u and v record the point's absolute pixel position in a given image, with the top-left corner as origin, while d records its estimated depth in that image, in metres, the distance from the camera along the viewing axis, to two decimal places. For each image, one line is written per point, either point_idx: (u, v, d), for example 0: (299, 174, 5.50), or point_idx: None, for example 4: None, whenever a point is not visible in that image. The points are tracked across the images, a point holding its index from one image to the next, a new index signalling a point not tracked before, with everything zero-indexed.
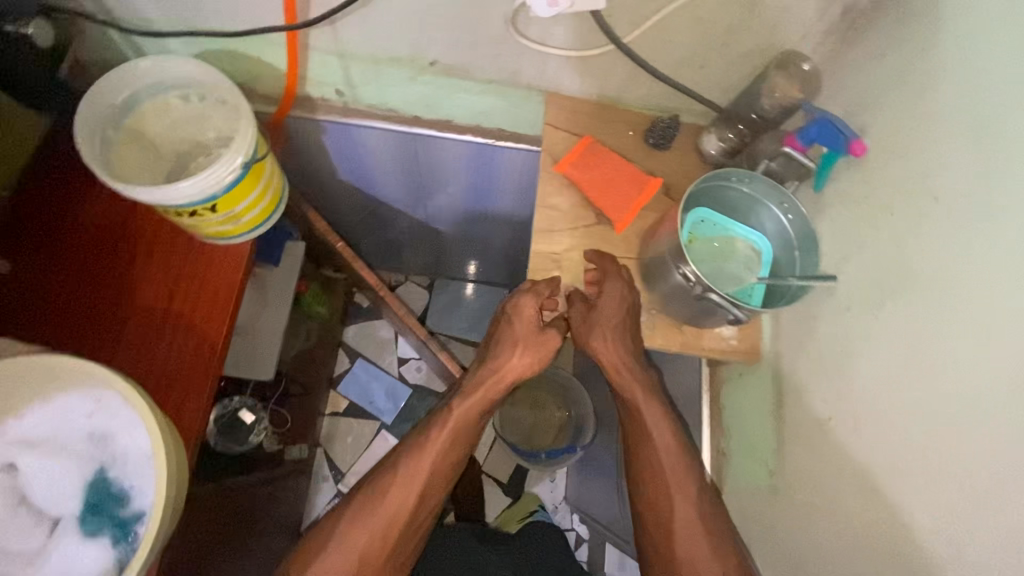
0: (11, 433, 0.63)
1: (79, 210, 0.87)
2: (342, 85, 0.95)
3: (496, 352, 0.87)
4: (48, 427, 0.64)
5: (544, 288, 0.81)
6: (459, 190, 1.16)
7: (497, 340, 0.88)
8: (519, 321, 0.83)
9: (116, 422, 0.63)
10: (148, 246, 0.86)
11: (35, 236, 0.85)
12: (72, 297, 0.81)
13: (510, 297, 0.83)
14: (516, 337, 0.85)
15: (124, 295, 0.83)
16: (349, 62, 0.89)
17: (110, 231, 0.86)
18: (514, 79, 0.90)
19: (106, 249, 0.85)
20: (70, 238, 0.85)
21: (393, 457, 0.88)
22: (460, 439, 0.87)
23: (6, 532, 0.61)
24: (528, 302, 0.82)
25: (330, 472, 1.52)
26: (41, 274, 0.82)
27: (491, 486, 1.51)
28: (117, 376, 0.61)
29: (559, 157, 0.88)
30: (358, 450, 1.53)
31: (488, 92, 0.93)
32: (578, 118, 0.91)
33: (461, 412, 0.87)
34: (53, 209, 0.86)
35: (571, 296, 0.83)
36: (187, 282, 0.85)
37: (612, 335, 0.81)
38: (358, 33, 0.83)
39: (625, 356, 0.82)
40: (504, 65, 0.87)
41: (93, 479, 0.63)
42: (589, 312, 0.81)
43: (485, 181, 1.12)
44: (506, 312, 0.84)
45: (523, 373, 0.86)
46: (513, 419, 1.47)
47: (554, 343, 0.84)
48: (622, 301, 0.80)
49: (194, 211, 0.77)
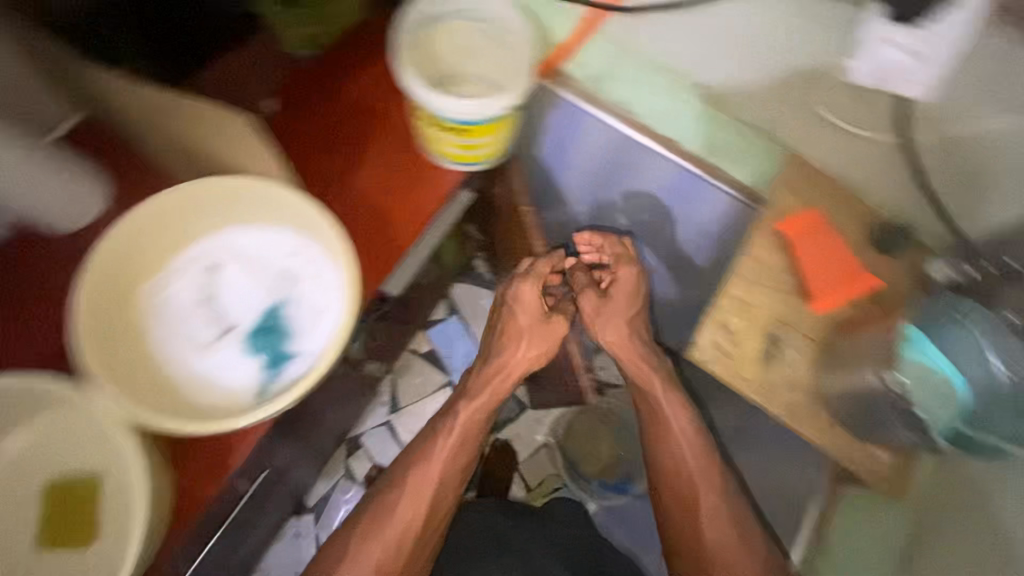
0: (230, 246, 0.79)
1: (344, 84, 0.96)
2: (597, 78, 1.01)
3: (500, 348, 1.01)
4: (256, 252, 0.79)
5: (540, 268, 1.02)
6: (658, 209, 1.11)
7: (501, 329, 1.02)
8: (520, 308, 1.01)
9: (308, 272, 0.78)
10: (378, 137, 0.95)
11: (306, 89, 0.96)
12: (307, 150, 0.93)
13: (509, 289, 1.02)
14: (519, 326, 1.01)
15: (343, 171, 0.93)
16: (627, 59, 1.02)
17: (358, 112, 0.96)
18: (771, 131, 1.02)
19: (347, 124, 0.95)
20: (327, 103, 0.95)
21: (424, 438, 0.97)
22: (469, 441, 0.96)
23: (194, 316, 0.77)
24: (527, 289, 1.01)
25: (388, 398, 1.34)
26: (295, 121, 0.94)
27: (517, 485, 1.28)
28: (338, 241, 0.73)
29: (787, 219, 0.94)
30: (420, 396, 1.33)
31: (744, 133, 1.00)
32: (819, 193, 0.96)
33: (470, 411, 0.97)
34: (325, 75, 0.97)
35: (581, 286, 1.03)
36: (395, 182, 0.94)
37: (620, 330, 1.01)
38: (662, 35, 1.00)
39: (638, 353, 1.01)
40: (769, 116, 1.01)
41: (273, 307, 0.77)
42: (602, 303, 1.01)
43: (686, 213, 1.08)
44: (506, 300, 1.02)
45: (526, 365, 1.00)
46: (581, 430, 1.32)
47: (559, 329, 1.02)
48: (631, 285, 1.02)
49: (452, 126, 0.85)
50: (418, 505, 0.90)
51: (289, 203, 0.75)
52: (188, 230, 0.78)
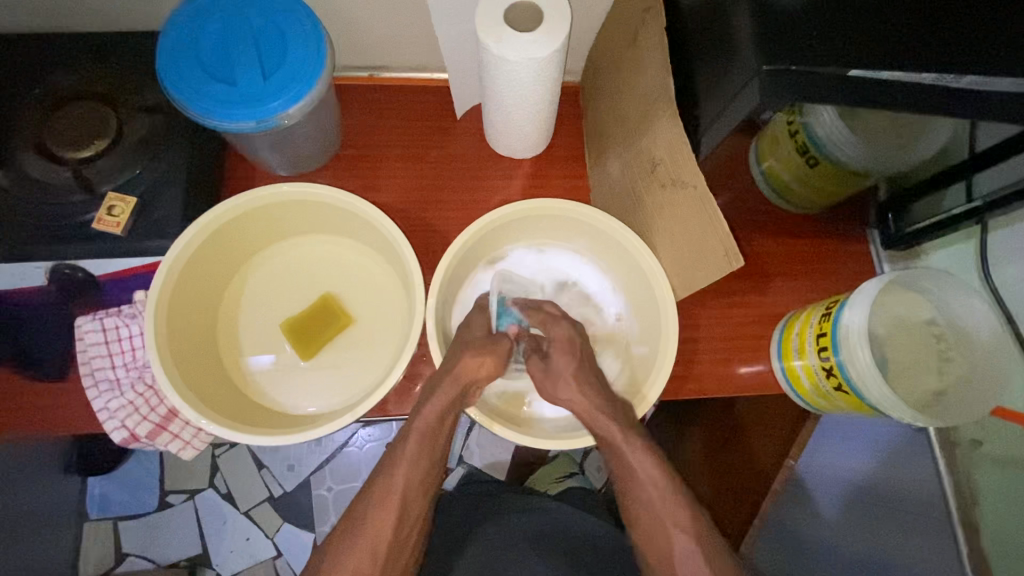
0: (294, 248, 0.76)
1: (424, 101, 0.82)
2: (793, 185, 0.72)
3: (479, 366, 0.66)
4: (319, 263, 0.76)
5: None
6: (851, 464, 0.86)
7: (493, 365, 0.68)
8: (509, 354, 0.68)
9: (366, 306, 0.75)
10: (450, 176, 0.80)
11: (384, 100, 0.81)
12: (372, 168, 0.79)
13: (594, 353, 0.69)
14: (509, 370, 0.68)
15: (407, 205, 0.78)
16: (829, 176, 0.70)
17: (431, 135, 0.81)
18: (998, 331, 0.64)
19: (418, 149, 0.80)
20: (402, 118, 0.81)
21: (383, 468, 0.62)
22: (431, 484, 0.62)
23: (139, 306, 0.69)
24: None
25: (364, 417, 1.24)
26: (366, 131, 0.80)
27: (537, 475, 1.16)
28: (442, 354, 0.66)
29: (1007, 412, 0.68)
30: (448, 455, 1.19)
31: (971, 318, 0.66)
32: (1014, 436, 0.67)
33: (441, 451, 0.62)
34: (403, 91, 0.82)
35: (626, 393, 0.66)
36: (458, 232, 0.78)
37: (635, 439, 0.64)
38: (884, 158, 0.65)
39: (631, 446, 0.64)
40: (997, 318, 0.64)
41: (308, 327, 0.72)
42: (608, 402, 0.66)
43: (885, 484, 0.81)
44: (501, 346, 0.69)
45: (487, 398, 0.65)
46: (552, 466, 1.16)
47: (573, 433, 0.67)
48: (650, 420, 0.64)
49: (527, 215, 0.73)
50: (390, 506, 0.60)
51: (359, 207, 0.70)
52: (264, 244, 0.75)
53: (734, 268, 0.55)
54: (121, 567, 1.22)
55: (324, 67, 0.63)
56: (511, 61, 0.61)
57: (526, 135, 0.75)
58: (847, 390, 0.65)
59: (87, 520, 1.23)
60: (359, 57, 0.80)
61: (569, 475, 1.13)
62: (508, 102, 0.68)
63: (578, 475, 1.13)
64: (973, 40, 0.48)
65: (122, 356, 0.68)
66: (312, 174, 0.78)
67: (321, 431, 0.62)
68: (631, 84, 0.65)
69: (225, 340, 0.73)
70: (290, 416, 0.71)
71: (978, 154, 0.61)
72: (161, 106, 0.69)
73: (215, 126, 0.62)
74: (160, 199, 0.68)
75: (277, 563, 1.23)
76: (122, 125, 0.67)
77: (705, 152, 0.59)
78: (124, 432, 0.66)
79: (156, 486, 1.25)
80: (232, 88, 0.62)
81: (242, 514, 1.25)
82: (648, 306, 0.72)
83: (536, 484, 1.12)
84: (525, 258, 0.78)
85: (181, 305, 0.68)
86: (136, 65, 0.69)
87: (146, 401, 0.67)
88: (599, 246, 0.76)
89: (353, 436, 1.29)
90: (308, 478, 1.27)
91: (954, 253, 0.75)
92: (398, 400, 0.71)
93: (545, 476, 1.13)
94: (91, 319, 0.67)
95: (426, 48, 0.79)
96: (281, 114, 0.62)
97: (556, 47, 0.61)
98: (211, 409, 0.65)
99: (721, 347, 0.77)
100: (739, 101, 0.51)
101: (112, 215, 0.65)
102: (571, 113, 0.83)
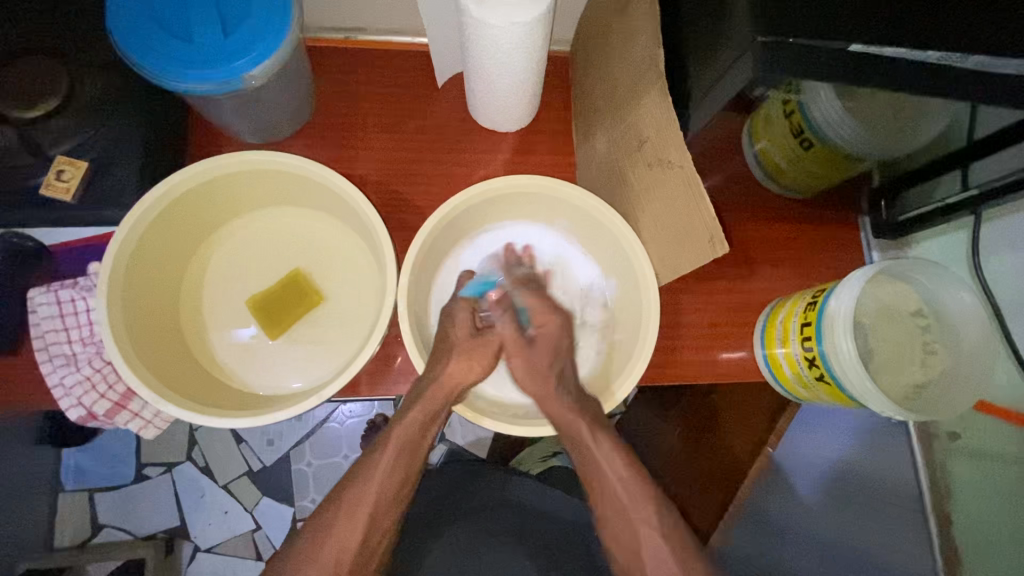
0: (263, 220, 0.73)
1: (402, 65, 0.77)
2: (781, 168, 0.68)
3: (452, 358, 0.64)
4: (289, 236, 0.73)
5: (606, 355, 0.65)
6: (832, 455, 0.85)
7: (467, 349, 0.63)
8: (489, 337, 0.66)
9: (339, 285, 0.72)
10: (429, 147, 0.76)
11: (360, 64, 0.77)
12: (345, 135, 0.75)
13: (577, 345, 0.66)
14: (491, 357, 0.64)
15: (384, 178, 0.74)
16: (818, 160, 0.65)
17: (408, 102, 0.76)
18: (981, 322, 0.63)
19: (395, 115, 0.76)
20: (377, 83, 0.76)
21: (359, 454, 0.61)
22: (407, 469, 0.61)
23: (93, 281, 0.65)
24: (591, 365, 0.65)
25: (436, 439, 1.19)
26: (337, 95, 0.75)
27: (523, 454, 1.13)
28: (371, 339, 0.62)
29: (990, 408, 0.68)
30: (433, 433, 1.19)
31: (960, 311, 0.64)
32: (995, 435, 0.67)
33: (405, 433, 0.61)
34: (381, 57, 0.77)
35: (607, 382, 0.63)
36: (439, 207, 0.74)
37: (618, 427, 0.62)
38: (878, 145, 0.61)
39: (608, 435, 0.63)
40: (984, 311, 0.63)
41: (277, 304, 0.69)
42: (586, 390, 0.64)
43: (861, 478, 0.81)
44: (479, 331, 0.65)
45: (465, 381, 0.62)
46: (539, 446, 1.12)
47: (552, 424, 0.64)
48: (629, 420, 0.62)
49: (508, 191, 0.70)
50: (362, 491, 0.59)
51: (329, 176, 0.65)
52: (230, 216, 0.72)
53: (719, 255, 0.53)
54: (97, 539, 1.20)
55: (293, 25, 0.59)
56: (492, 25, 0.56)
57: (510, 107, 0.71)
58: (828, 381, 0.63)
59: (61, 491, 1.21)
60: (334, 17, 0.75)
61: (555, 454, 1.11)
62: (491, 71, 0.64)
63: (563, 453, 1.11)
64: (982, 18, 0.45)
65: (77, 330, 0.64)
66: (284, 141, 0.74)
67: (285, 413, 0.60)
68: (620, 56, 0.61)
69: (189, 317, 0.70)
70: (257, 396, 0.68)
71: (975, 145, 0.58)
72: (115, 64, 0.64)
73: (172, 87, 0.57)
74: (115, 165, 0.64)
75: (256, 536, 1.22)
76: (73, 82, 0.62)
77: (694, 132, 0.56)
78: (81, 410, 0.64)
79: (133, 458, 1.23)
80: (192, 45, 0.57)
81: (220, 488, 1.24)
82: (632, 291, 0.70)
83: (522, 462, 1.11)
84: (503, 237, 0.75)
85: (139, 279, 0.64)
86: (86, 15, 0.63)
87: (104, 378, 0.65)
88: (585, 228, 0.73)
89: (334, 412, 1.27)
90: (287, 453, 1.25)
91: (945, 243, 0.73)
92: (371, 382, 0.69)
93: (531, 456, 1.11)
94: (45, 291, 0.64)
95: (407, 8, 0.74)
96: (245, 76, 0.58)
97: (541, 11, 0.56)
98: (170, 389, 0.62)
99: (705, 334, 0.75)
100: (733, 75, 0.48)
101: (61, 179, 0.61)
102: (559, 84, 0.79)
